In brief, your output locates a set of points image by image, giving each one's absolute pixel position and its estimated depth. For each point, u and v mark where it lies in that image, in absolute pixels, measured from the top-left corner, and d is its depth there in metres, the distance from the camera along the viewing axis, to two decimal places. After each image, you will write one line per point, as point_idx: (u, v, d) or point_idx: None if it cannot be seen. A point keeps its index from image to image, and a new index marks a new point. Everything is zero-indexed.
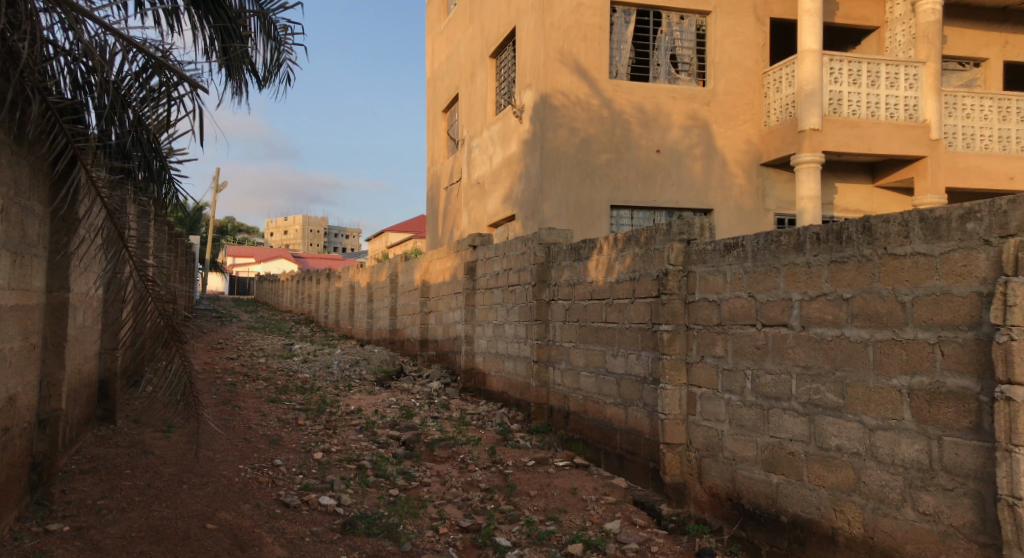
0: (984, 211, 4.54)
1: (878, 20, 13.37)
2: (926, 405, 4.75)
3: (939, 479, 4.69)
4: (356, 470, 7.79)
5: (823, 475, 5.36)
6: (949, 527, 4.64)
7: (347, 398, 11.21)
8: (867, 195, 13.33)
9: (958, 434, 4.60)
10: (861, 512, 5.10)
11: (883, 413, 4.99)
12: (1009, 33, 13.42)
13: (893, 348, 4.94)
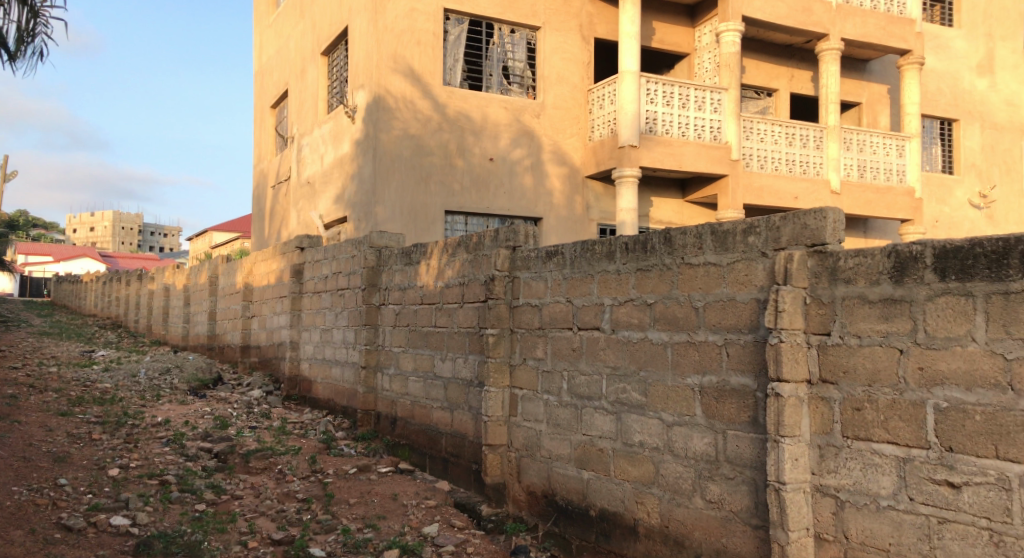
0: (762, 225, 5.01)
1: (688, 47, 14.38)
2: (714, 402, 5.23)
3: (723, 470, 5.14)
4: (158, 486, 7.60)
5: (628, 469, 5.80)
6: (730, 512, 5.08)
7: (153, 409, 10.84)
8: (677, 210, 14.33)
9: (739, 428, 5.07)
10: (659, 504, 5.54)
11: (679, 410, 5.46)
12: (795, 67, 14.88)
13: (688, 350, 5.42)
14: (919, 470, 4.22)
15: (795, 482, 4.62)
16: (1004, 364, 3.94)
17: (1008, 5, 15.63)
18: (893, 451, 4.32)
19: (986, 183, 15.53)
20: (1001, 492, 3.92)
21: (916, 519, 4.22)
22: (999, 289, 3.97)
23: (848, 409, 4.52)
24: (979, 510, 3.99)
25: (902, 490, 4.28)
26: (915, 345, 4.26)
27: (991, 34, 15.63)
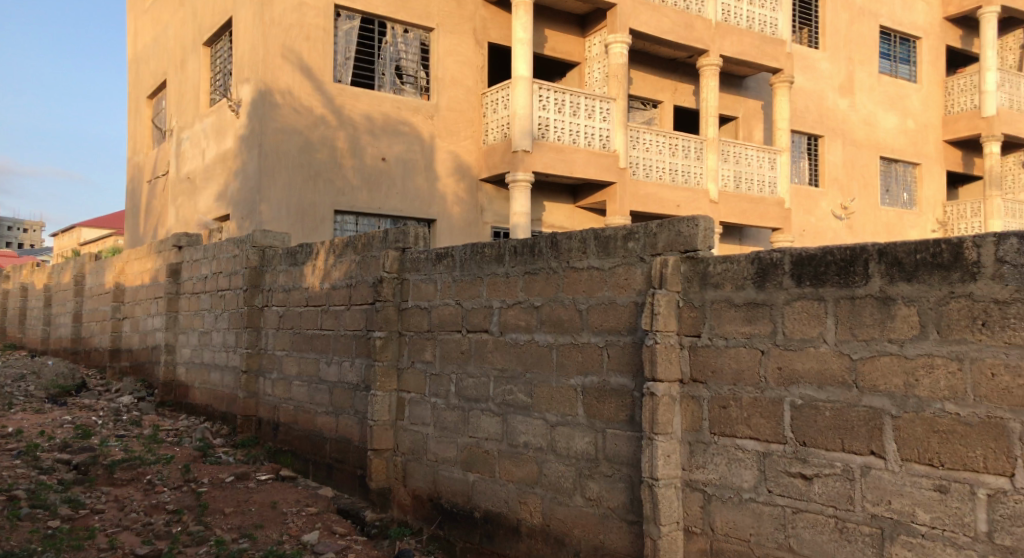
0: (641, 232, 4.93)
1: (579, 56, 14.69)
2: (595, 402, 5.16)
3: (602, 468, 5.09)
4: (8, 502, 7.24)
5: (512, 470, 5.75)
6: (608, 509, 5.04)
7: (7, 419, 10.31)
8: (568, 215, 14.58)
9: (617, 426, 5.01)
10: (541, 503, 5.49)
11: (561, 410, 5.38)
12: (678, 81, 15.44)
13: (571, 352, 5.34)
14: (777, 463, 4.16)
15: (667, 477, 4.48)
16: (850, 364, 3.90)
17: (865, 33, 16.78)
18: (754, 446, 4.27)
19: (847, 196, 16.51)
20: (847, 483, 3.87)
21: (773, 510, 4.15)
22: (847, 293, 3.92)
23: (715, 407, 4.45)
24: (827, 499, 3.94)
25: (762, 482, 4.21)
26: (774, 346, 4.21)
27: (852, 58, 16.66)
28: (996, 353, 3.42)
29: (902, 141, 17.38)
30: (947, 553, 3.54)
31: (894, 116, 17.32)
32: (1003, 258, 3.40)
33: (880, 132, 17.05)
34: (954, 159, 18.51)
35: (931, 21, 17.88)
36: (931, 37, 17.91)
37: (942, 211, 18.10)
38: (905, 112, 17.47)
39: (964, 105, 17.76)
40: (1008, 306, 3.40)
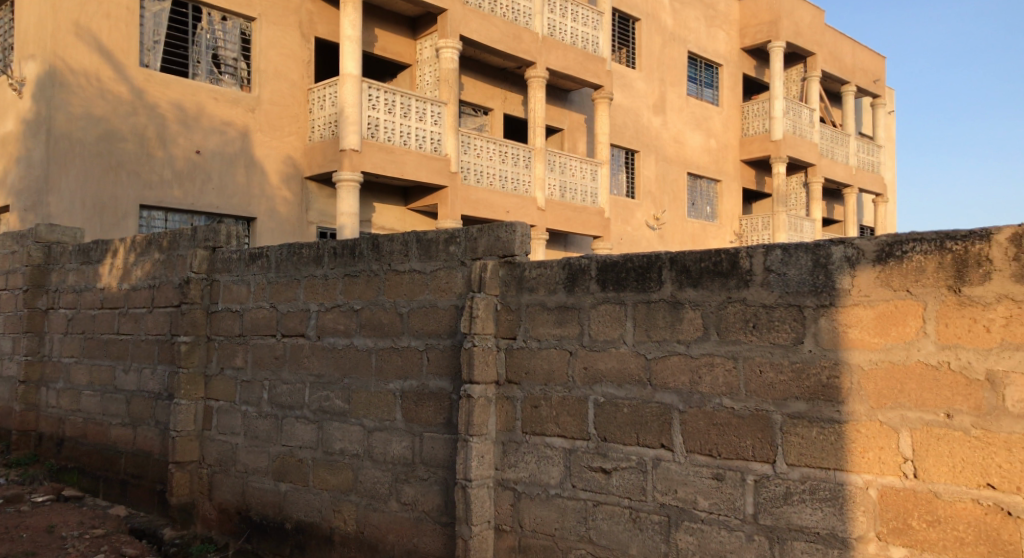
0: (462, 235, 4.85)
1: (410, 58, 14.74)
2: (413, 406, 5.05)
3: (418, 471, 5.00)
4: None
5: (326, 478, 5.58)
6: (422, 513, 4.97)
7: None
8: (400, 217, 14.45)
9: (435, 430, 4.93)
10: (355, 510, 5.36)
11: (379, 415, 5.26)
12: (507, 90, 15.83)
13: (391, 355, 5.21)
14: (581, 459, 4.12)
15: (480, 478, 4.35)
16: (645, 363, 3.91)
17: (676, 57, 17.87)
18: (561, 443, 4.19)
19: (659, 208, 17.46)
20: (641, 475, 3.89)
21: (576, 504, 4.10)
22: (643, 298, 3.93)
23: (527, 407, 4.34)
24: (624, 491, 3.94)
25: (567, 478, 4.15)
26: (580, 347, 4.16)
27: (664, 80, 17.63)
28: (764, 352, 3.55)
29: (706, 159, 18.60)
30: (723, 537, 3.61)
31: (699, 135, 18.50)
32: (771, 267, 3.54)
33: (688, 149, 18.18)
34: (749, 177, 20.01)
35: (730, 50, 19.31)
36: (729, 65, 19.34)
37: (738, 224, 19.56)
38: (709, 132, 18.70)
39: (758, 128, 19.29)
40: (774, 310, 3.53)
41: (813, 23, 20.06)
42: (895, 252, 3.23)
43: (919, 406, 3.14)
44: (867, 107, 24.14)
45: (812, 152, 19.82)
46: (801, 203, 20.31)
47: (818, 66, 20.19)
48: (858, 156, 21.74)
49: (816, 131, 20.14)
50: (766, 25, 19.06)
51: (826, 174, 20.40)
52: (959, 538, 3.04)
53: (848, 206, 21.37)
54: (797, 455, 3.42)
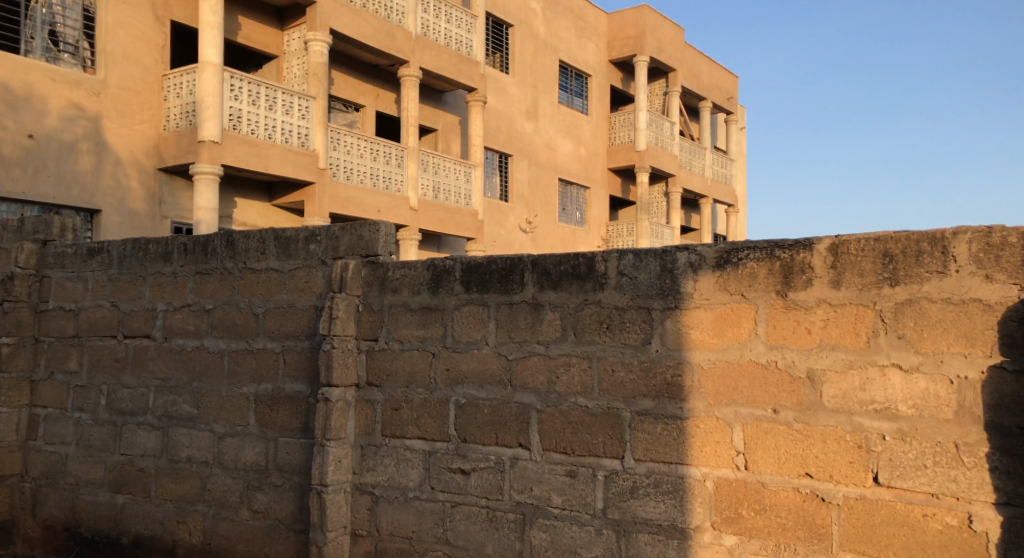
0: (323, 233, 4.78)
1: (277, 49, 14.24)
2: (268, 410, 4.93)
3: (271, 478, 4.87)
4: None
5: (171, 488, 5.32)
6: (275, 521, 4.84)
7: None
8: (263, 213, 13.61)
9: (290, 435, 4.82)
10: (202, 521, 5.14)
11: (231, 420, 5.08)
12: (379, 87, 15.71)
13: (245, 358, 5.06)
14: (440, 461, 4.16)
15: (337, 483, 4.30)
16: (506, 363, 3.99)
17: (548, 65, 18.24)
18: (421, 445, 4.22)
19: (531, 212, 17.74)
20: (498, 474, 3.97)
21: (434, 506, 4.14)
22: (505, 299, 4.01)
23: (388, 409, 4.34)
24: (482, 491, 4.02)
25: (426, 480, 4.19)
26: (443, 348, 4.19)
27: (537, 86, 17.96)
28: (616, 352, 3.70)
29: (575, 166, 19.03)
30: (574, 532, 3.74)
31: (569, 142, 18.93)
32: (623, 271, 3.69)
33: (558, 156, 18.60)
34: (615, 185, 20.60)
35: (598, 61, 19.88)
36: (598, 75, 19.90)
37: (606, 230, 20.09)
38: (578, 139, 19.17)
39: (623, 139, 19.97)
40: (625, 312, 3.69)
41: (675, 40, 20.96)
42: (731, 259, 3.45)
43: (750, 402, 3.37)
44: (721, 123, 25.35)
45: (672, 163, 20.66)
46: (662, 211, 21.11)
47: (679, 82, 21.11)
48: (713, 169, 22.82)
49: (677, 143, 21.00)
50: (632, 39, 19.77)
51: (684, 185, 21.30)
52: (781, 524, 3.27)
53: (703, 216, 22.40)
54: (643, 450, 3.59)
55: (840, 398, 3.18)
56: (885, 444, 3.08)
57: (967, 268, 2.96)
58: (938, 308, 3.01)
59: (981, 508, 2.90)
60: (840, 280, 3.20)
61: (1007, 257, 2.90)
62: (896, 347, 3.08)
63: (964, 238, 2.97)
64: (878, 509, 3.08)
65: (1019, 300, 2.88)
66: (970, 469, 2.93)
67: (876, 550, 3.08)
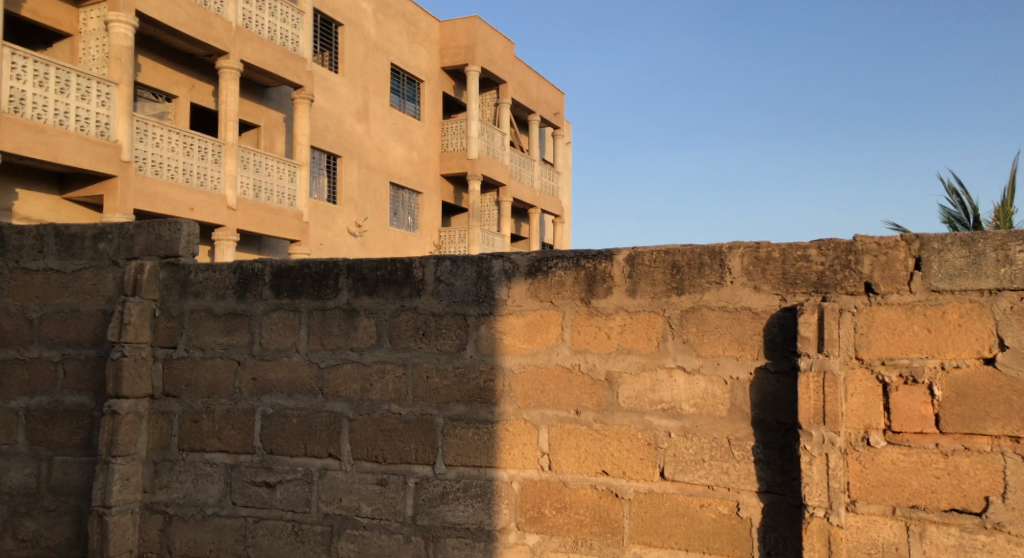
0: (114, 232, 4.39)
1: (70, 26, 12.13)
2: (42, 426, 4.48)
3: (43, 502, 4.41)
4: None
5: None
6: (44, 549, 4.39)
7: None
8: (53, 208, 11.92)
9: (67, 453, 4.41)
10: None
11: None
12: (194, 78, 14.39)
13: (15, 368, 4.57)
14: (243, 474, 4.01)
15: (122, 504, 4.04)
16: (317, 371, 3.91)
17: (379, 68, 18.04)
18: (222, 459, 4.05)
19: (360, 214, 17.47)
20: (306, 486, 3.88)
21: (235, 522, 3.99)
22: (318, 305, 3.93)
23: (186, 422, 4.13)
24: (287, 504, 3.91)
25: (227, 495, 4.03)
26: (250, 356, 4.05)
27: (367, 88, 17.73)
28: (431, 358, 3.71)
29: (407, 170, 18.97)
30: (382, 541, 3.71)
31: (400, 147, 18.85)
32: (440, 277, 3.71)
33: (389, 158, 18.46)
34: (446, 192, 20.69)
35: (430, 67, 19.94)
36: (430, 82, 19.97)
37: (437, 235, 20.13)
38: (410, 144, 19.14)
39: (456, 146, 20.15)
40: (442, 318, 3.71)
41: (505, 53, 21.40)
42: (541, 268, 3.55)
43: (555, 405, 3.49)
44: (549, 137, 26.06)
45: (503, 173, 21.07)
46: (492, 219, 21.41)
47: (508, 94, 21.60)
48: (541, 180, 23.44)
49: (507, 153, 21.39)
50: (463, 49, 19.99)
51: (514, 194, 21.74)
52: (579, 521, 3.42)
53: (532, 225, 22.92)
54: (453, 455, 3.63)
55: (634, 398, 3.35)
56: (671, 441, 3.28)
57: (740, 279, 3.19)
58: (716, 315, 3.22)
59: (747, 497, 3.15)
60: (636, 288, 3.36)
61: (772, 271, 3.14)
62: (681, 351, 3.28)
63: (738, 252, 3.20)
64: (663, 502, 3.28)
65: (781, 309, 3.12)
66: (740, 462, 3.17)
67: (661, 540, 3.28)
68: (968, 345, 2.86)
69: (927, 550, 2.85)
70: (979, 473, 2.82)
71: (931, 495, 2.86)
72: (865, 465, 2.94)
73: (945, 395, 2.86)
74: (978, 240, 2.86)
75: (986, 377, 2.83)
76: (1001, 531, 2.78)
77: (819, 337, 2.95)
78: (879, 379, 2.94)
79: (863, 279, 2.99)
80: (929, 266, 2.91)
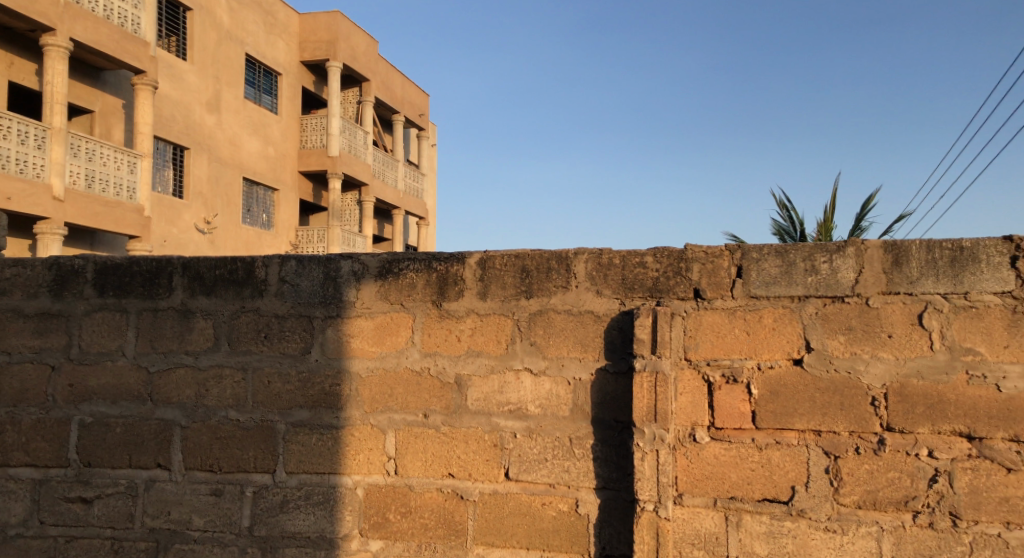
0: None
1: None
2: None
3: None
4: None
5: None
6: None
7: None
8: None
9: None
10: None
11: None
12: (16, 55, 11.65)
13: None
14: (54, 490, 3.74)
15: None
16: (146, 377, 3.72)
17: (233, 58, 17.19)
18: (29, 474, 3.76)
19: (210, 211, 16.43)
20: (128, 500, 3.69)
21: (43, 544, 3.72)
22: (149, 305, 3.75)
23: None
24: (106, 521, 3.70)
25: (33, 514, 3.74)
26: (66, 361, 3.78)
27: (219, 77, 16.78)
28: (272, 362, 3.62)
29: (262, 166, 18.31)
30: (215, 554, 3.60)
31: (255, 141, 18.14)
32: (284, 278, 3.62)
33: (242, 153, 17.68)
34: (305, 190, 20.23)
35: (290, 61, 19.39)
36: (290, 76, 19.43)
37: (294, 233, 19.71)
38: (266, 139, 18.49)
39: (315, 142, 19.73)
40: (286, 320, 3.62)
41: (368, 51, 21.16)
42: (392, 270, 3.52)
43: (403, 409, 3.47)
44: (414, 138, 25.96)
45: (364, 171, 20.88)
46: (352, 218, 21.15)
47: (372, 93, 21.39)
48: (404, 180, 23.37)
49: (369, 152, 21.20)
50: (324, 45, 19.61)
51: (376, 193, 21.53)
52: (424, 525, 3.41)
53: (394, 224, 22.77)
54: (295, 462, 3.56)
55: (482, 400, 3.37)
56: (516, 442, 3.32)
57: (583, 284, 3.26)
58: (561, 318, 3.28)
59: (585, 493, 3.23)
60: (487, 292, 3.38)
61: (612, 276, 3.22)
62: (528, 353, 3.33)
63: (583, 258, 3.27)
64: (507, 502, 3.31)
65: (620, 312, 3.21)
66: (579, 460, 3.25)
67: (504, 540, 3.31)
68: (781, 347, 3.03)
69: (742, 538, 3.01)
70: (788, 465, 3.00)
71: (747, 486, 3.03)
72: (691, 460, 3.07)
73: (760, 394, 3.03)
74: (790, 250, 3.03)
75: (795, 376, 3.01)
76: (804, 518, 2.97)
77: (653, 339, 3.06)
78: (704, 378, 3.08)
79: (692, 285, 3.11)
80: (749, 274, 3.06)
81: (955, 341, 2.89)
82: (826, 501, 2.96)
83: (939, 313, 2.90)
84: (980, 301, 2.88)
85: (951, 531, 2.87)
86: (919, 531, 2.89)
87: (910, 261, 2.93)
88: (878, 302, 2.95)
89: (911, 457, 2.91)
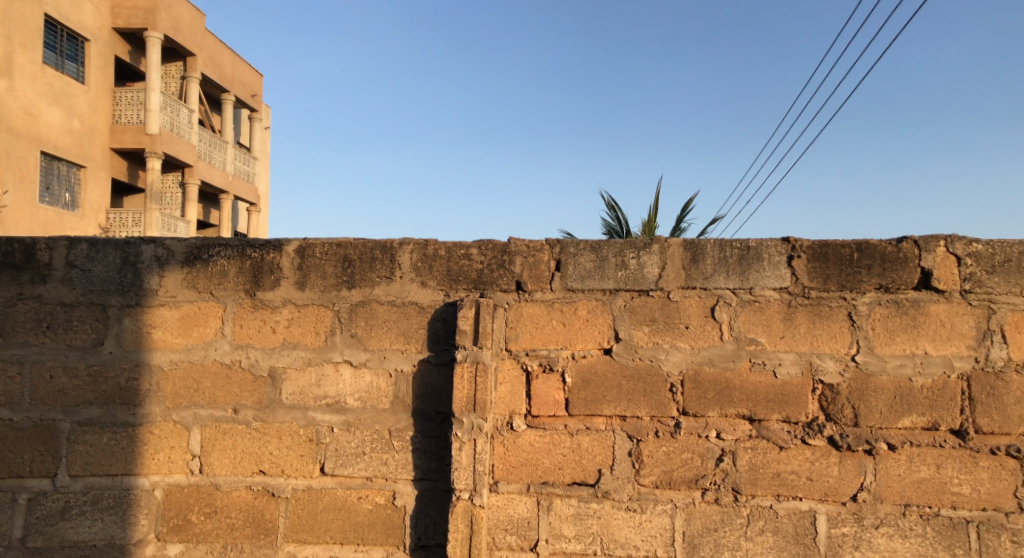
0: None
1: None
2: None
3: None
4: None
5: None
6: None
7: None
8: None
9: None
10: None
11: None
12: None
13: None
14: None
15: None
16: None
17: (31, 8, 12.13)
18: None
19: None
20: None
21: None
22: None
23: None
24: None
25: None
26: None
27: (11, 36, 11.77)
28: (57, 355, 3.33)
29: (65, 140, 13.11)
30: None
31: (56, 107, 12.95)
32: (72, 262, 3.34)
33: (40, 123, 12.57)
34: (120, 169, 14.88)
35: (101, 25, 13.98)
36: (99, 41, 13.99)
37: (104, 215, 14.24)
38: (71, 110, 13.24)
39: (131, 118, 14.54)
40: (74, 309, 3.35)
41: (192, 21, 15.90)
42: (200, 256, 3.36)
43: (209, 404, 3.32)
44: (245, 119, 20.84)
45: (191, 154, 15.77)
46: (174, 203, 15.85)
47: (199, 69, 16.06)
48: (235, 165, 18.18)
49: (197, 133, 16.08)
50: (141, 12, 14.39)
51: (203, 179, 16.37)
52: (231, 524, 3.28)
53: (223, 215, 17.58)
54: (81, 465, 3.30)
55: (297, 394, 3.30)
56: (332, 436, 3.27)
57: (408, 275, 3.28)
58: (384, 309, 3.29)
59: (402, 485, 3.24)
60: (305, 282, 3.31)
61: (436, 267, 3.27)
62: (348, 345, 3.30)
63: (407, 248, 3.28)
64: (321, 497, 3.26)
65: (443, 303, 3.27)
66: (398, 452, 3.25)
67: (317, 536, 3.25)
68: (593, 337, 3.21)
69: (552, 521, 3.17)
70: (596, 449, 3.18)
71: (558, 471, 3.19)
72: (507, 448, 3.20)
73: (573, 382, 3.20)
74: (603, 246, 3.22)
75: (604, 364, 3.20)
76: (608, 499, 3.17)
77: (475, 330, 3.17)
78: (522, 368, 3.21)
79: (515, 278, 3.24)
80: (567, 268, 3.22)
81: (741, 332, 3.19)
82: (628, 482, 3.17)
83: (728, 307, 3.19)
84: (762, 295, 3.19)
85: (733, 505, 3.16)
86: (706, 507, 3.16)
87: (705, 259, 3.19)
88: (678, 296, 3.20)
89: (701, 438, 3.18)
